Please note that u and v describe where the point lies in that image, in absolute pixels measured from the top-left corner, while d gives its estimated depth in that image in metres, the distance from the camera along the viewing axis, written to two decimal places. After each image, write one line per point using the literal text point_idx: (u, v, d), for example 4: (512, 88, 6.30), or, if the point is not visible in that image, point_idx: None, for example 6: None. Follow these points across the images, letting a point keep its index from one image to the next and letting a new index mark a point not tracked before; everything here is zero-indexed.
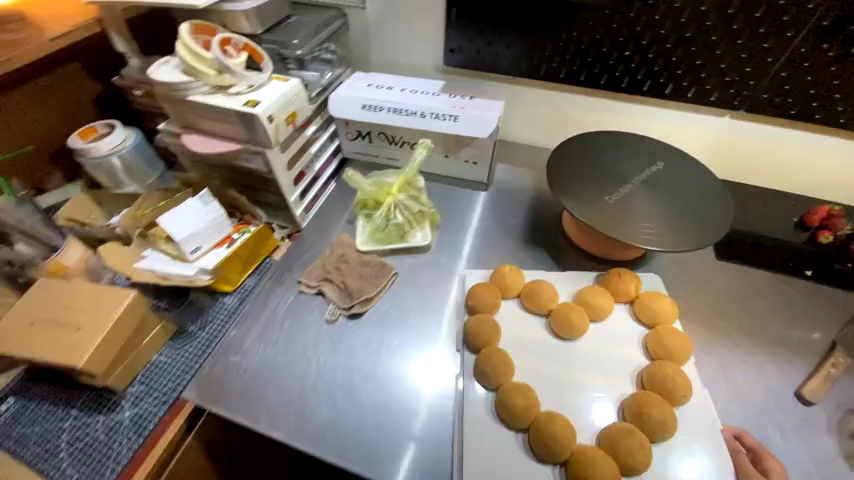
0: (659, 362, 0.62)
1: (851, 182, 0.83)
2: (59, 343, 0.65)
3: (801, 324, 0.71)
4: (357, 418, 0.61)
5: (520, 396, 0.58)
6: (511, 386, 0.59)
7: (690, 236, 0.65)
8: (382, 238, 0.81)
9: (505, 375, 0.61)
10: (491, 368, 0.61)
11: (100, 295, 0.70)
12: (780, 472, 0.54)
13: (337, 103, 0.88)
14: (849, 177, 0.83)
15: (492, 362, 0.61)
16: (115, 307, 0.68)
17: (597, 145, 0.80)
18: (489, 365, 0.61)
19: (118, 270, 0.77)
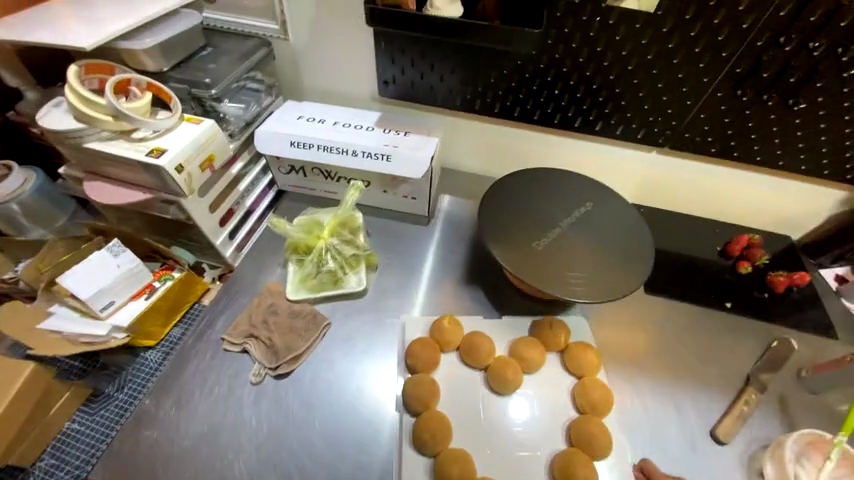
0: (586, 418, 0.62)
1: (771, 211, 0.87)
2: None
3: (719, 358, 0.74)
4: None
5: (459, 464, 0.57)
6: (448, 456, 0.58)
7: (613, 283, 0.67)
8: (314, 285, 0.78)
9: (443, 442, 0.59)
10: (430, 436, 0.59)
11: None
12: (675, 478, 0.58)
13: (263, 139, 0.82)
14: (768, 207, 0.87)
15: (431, 432, 0.59)
16: (15, 376, 0.63)
17: (531, 183, 0.79)
18: (428, 433, 0.59)
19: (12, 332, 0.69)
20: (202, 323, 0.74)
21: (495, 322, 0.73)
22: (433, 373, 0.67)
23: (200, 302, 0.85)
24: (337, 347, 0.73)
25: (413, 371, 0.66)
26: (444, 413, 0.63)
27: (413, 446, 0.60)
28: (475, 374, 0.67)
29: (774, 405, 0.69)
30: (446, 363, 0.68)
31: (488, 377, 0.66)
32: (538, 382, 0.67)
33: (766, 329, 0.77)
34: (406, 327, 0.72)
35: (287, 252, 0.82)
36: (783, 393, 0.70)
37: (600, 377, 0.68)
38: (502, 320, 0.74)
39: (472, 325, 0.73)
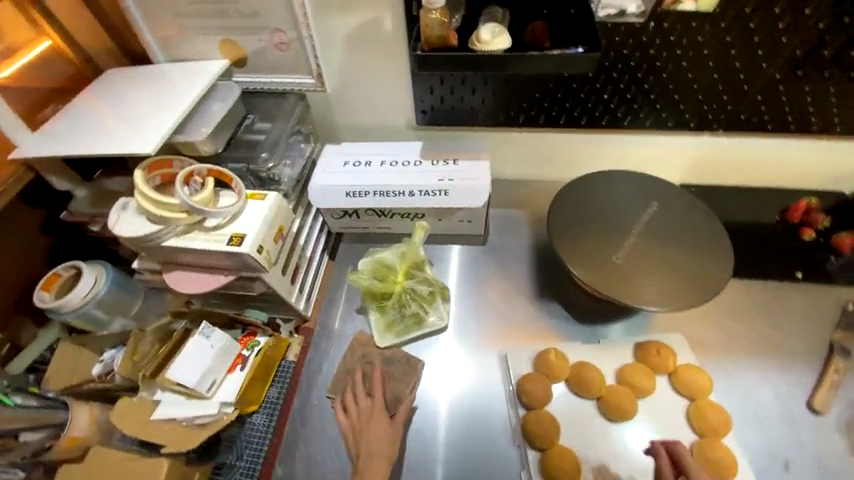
0: (708, 443, 0.65)
1: (824, 172, 0.87)
2: None
3: (799, 330, 0.77)
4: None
5: None
6: None
7: (697, 283, 0.69)
8: (399, 330, 0.81)
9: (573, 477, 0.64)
10: (561, 472, 0.64)
11: (133, 469, 0.70)
12: None
13: (317, 194, 0.83)
14: (820, 169, 0.87)
15: (561, 467, 0.65)
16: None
17: (592, 192, 0.79)
18: (559, 469, 0.65)
19: (134, 429, 0.74)
20: (312, 391, 0.80)
21: (596, 349, 0.76)
22: (548, 406, 0.71)
23: (285, 358, 0.85)
24: (437, 386, 0.77)
25: (527, 407, 0.71)
26: (569, 447, 0.67)
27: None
28: (589, 403, 0.71)
29: None
30: (558, 394, 0.72)
31: (603, 407, 0.70)
32: (652, 404, 0.70)
33: (838, 292, 0.80)
34: (510, 361, 0.77)
35: (365, 299, 0.85)
36: None
37: (712, 397, 0.70)
38: (603, 344, 0.77)
39: (577, 355, 0.76)
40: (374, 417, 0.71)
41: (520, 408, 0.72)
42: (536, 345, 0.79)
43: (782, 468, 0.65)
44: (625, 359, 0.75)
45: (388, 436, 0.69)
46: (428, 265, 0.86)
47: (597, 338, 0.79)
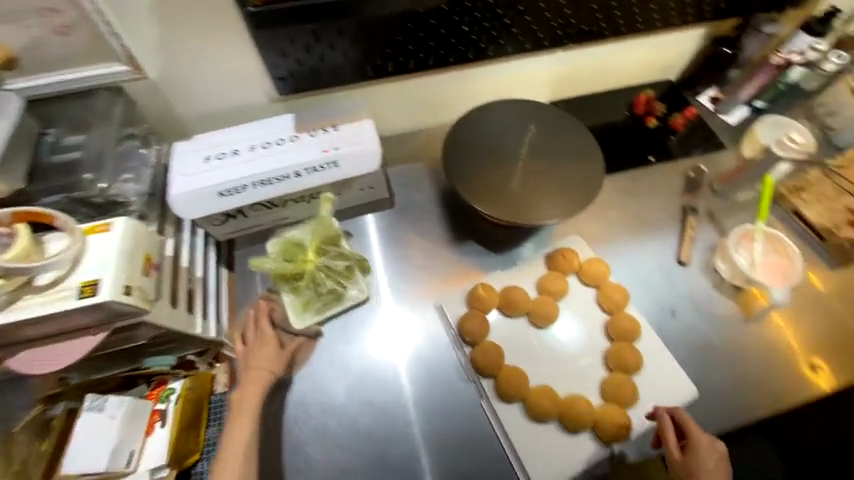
0: (617, 317, 0.76)
1: (652, 65, 1.01)
2: None
3: (660, 204, 0.92)
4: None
5: (547, 397, 0.69)
6: (534, 394, 0.70)
7: (583, 188, 0.76)
8: (318, 307, 0.74)
9: (523, 388, 0.70)
10: (513, 387, 0.70)
11: None
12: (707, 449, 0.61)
13: (183, 204, 0.70)
14: (648, 63, 1.01)
15: (513, 384, 0.70)
16: None
17: (476, 128, 0.81)
18: (510, 386, 0.70)
19: None
20: None
21: (516, 271, 0.82)
22: (489, 337, 0.76)
23: (215, 392, 0.77)
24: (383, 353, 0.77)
25: (471, 343, 0.75)
26: (517, 366, 0.73)
27: (503, 402, 0.71)
28: (521, 320, 0.77)
29: (707, 219, 0.90)
30: (493, 322, 0.77)
31: (533, 319, 0.76)
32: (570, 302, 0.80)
33: (681, 164, 0.96)
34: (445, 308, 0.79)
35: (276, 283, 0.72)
36: (710, 208, 0.91)
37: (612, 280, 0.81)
38: (521, 266, 0.83)
39: (502, 281, 0.81)
40: (263, 345, 0.70)
41: (464, 347, 0.76)
42: (464, 287, 0.82)
43: (671, 315, 0.81)
44: (540, 272, 0.82)
45: (275, 357, 0.70)
46: (343, 238, 0.75)
47: (514, 259, 0.85)
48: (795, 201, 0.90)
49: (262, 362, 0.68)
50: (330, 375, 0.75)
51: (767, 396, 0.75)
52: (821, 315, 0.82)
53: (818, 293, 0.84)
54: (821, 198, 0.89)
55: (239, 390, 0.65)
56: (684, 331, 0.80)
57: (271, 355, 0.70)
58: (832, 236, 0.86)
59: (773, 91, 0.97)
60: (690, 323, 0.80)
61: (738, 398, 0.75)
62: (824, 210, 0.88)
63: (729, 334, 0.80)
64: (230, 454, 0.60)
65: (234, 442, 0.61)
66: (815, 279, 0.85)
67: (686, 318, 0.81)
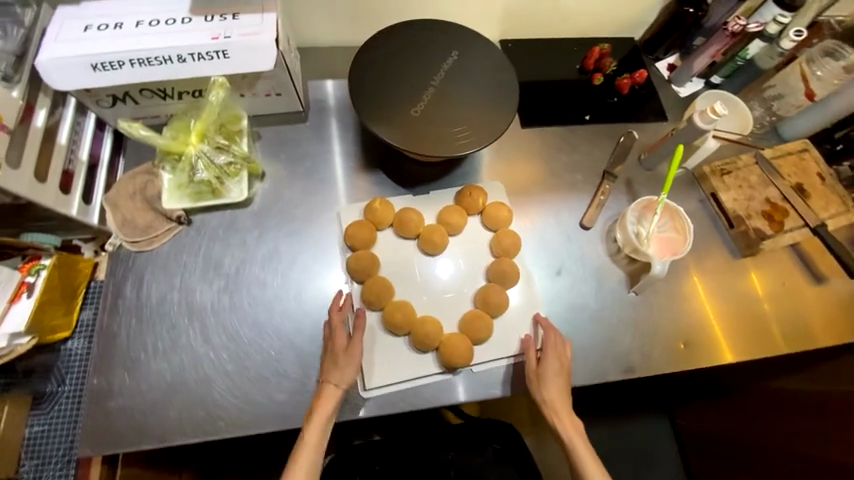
0: (499, 260, 0.76)
1: (608, 17, 0.96)
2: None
3: (583, 165, 0.89)
4: (262, 399, 0.67)
5: (400, 312, 0.70)
6: (390, 307, 0.71)
7: (490, 125, 0.72)
8: (191, 194, 0.74)
9: (386, 298, 0.71)
10: (375, 296, 0.71)
11: None
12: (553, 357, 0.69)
13: (52, 71, 0.65)
14: (604, 15, 0.95)
15: (375, 293, 0.71)
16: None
17: (396, 44, 0.75)
18: (373, 294, 0.71)
19: None
20: (122, 295, 0.70)
21: (421, 201, 0.81)
22: (373, 248, 0.76)
23: (94, 279, 0.78)
24: (266, 264, 0.75)
25: (352, 249, 0.75)
26: (389, 279, 0.74)
27: (365, 308, 0.72)
28: (410, 243, 0.77)
29: (624, 187, 0.87)
30: (382, 238, 0.77)
31: (421, 244, 0.75)
32: (462, 242, 0.78)
33: (616, 128, 0.93)
34: (342, 216, 0.78)
35: (161, 157, 0.75)
36: (629, 177, 0.88)
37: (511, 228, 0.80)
38: (424, 199, 0.81)
39: (403, 204, 0.80)
40: (337, 357, 0.66)
41: (346, 253, 0.76)
42: (363, 202, 0.80)
43: (557, 274, 0.79)
44: (447, 203, 0.80)
45: (351, 374, 0.65)
46: (246, 138, 0.77)
47: (426, 192, 0.82)
48: (715, 184, 0.88)
49: (341, 380, 0.64)
50: (201, 280, 0.72)
51: (623, 365, 0.75)
52: (729, 303, 0.82)
53: (753, 296, 0.83)
54: (742, 183, 0.87)
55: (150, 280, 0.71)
56: (567, 293, 0.78)
57: (350, 366, 0.65)
58: (741, 224, 0.84)
59: (730, 67, 0.93)
60: (574, 285, 0.79)
61: (594, 362, 0.74)
62: (740, 197, 0.86)
63: (609, 302, 0.78)
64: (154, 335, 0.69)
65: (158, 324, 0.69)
66: (757, 282, 0.84)
67: (572, 279, 0.79)
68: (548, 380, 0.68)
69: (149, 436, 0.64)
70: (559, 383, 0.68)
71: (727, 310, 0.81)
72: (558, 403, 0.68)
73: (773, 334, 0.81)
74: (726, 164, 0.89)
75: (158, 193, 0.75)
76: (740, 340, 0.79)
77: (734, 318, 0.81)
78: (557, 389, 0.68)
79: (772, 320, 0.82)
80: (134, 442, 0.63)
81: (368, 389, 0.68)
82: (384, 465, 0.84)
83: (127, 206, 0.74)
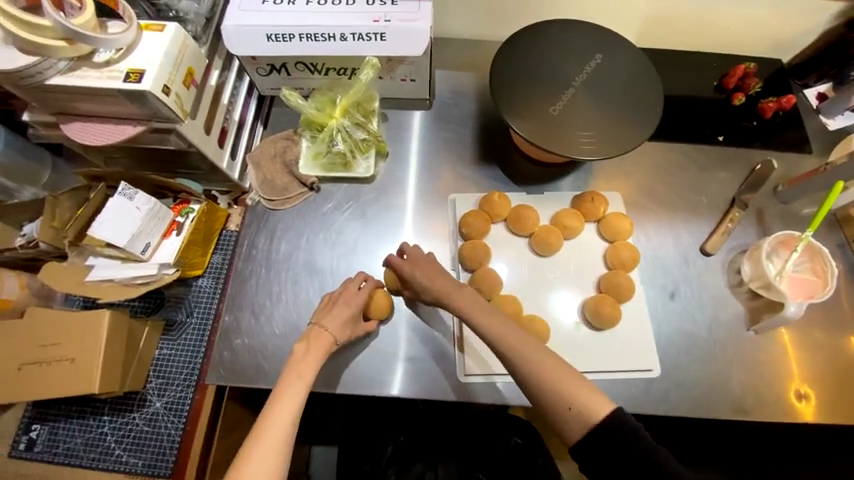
0: (614, 272, 0.73)
1: (759, 37, 0.90)
2: (80, 379, 0.67)
3: (707, 188, 0.84)
4: (348, 364, 0.71)
5: (510, 305, 0.71)
6: (499, 300, 0.71)
7: (629, 133, 0.70)
8: (325, 164, 0.80)
9: (495, 291, 0.72)
10: (485, 286, 0.72)
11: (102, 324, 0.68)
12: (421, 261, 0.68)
13: (235, 37, 0.72)
14: (756, 33, 0.89)
15: (485, 283, 0.72)
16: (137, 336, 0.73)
17: (540, 43, 0.75)
18: (483, 284, 0.72)
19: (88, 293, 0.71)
20: (256, 246, 0.77)
21: (537, 199, 0.80)
22: (484, 239, 0.77)
23: (227, 228, 0.85)
24: (382, 241, 0.78)
25: (464, 238, 0.77)
26: (496, 270, 0.75)
27: None
28: (520, 240, 0.77)
29: (754, 218, 0.82)
30: (495, 232, 0.77)
31: (534, 243, 0.75)
32: (575, 247, 0.77)
33: (752, 155, 0.87)
34: (457, 204, 0.80)
35: (303, 125, 0.81)
36: (760, 208, 0.83)
37: (629, 240, 0.77)
38: (540, 198, 0.80)
39: (519, 201, 0.80)
40: (335, 304, 0.66)
41: (458, 240, 0.78)
42: (478, 193, 0.82)
43: (669, 297, 0.76)
44: (562, 207, 0.79)
45: (345, 324, 0.65)
46: (376, 118, 0.81)
47: (541, 191, 0.82)
48: None
49: (332, 324, 0.64)
50: (324, 244, 0.78)
51: (731, 404, 0.70)
52: (837, 365, 0.74)
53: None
54: None
55: (283, 245, 0.77)
56: (676, 317, 0.75)
57: (341, 309, 0.65)
58: None
59: None
60: (685, 309, 0.75)
61: (698, 393, 0.70)
62: None
63: (723, 336, 0.74)
64: (282, 291, 0.74)
65: (286, 282, 0.75)
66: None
67: (684, 303, 0.76)
68: (425, 278, 0.66)
69: (267, 377, 0.70)
70: (454, 289, 0.64)
71: (826, 369, 0.73)
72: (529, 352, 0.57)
73: None
74: None
75: (295, 158, 0.81)
76: (831, 403, 0.71)
77: (827, 377, 0.73)
78: (439, 278, 0.66)
79: None
80: (253, 380, 0.69)
81: (464, 375, 0.71)
82: (408, 436, 0.86)
83: (268, 167, 0.81)
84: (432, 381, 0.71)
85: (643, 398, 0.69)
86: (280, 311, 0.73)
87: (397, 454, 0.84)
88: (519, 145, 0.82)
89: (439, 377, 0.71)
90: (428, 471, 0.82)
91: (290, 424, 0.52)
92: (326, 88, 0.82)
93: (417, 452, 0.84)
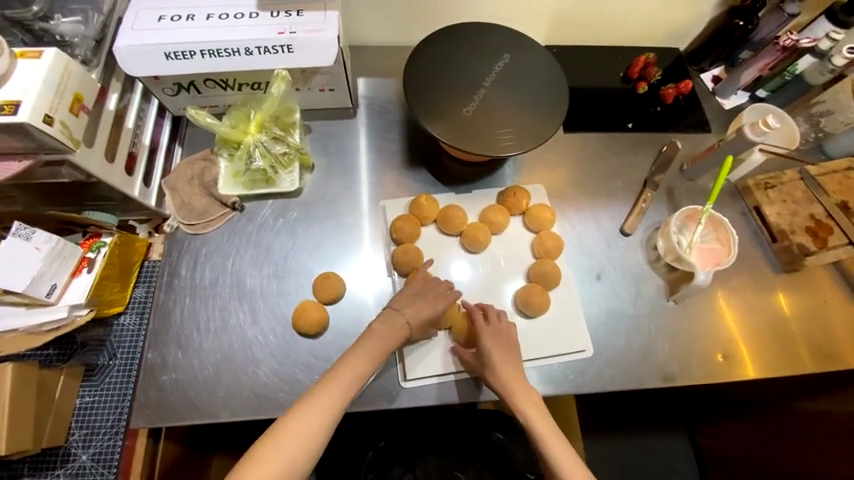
0: (541, 261, 0.76)
1: (654, 28, 0.97)
2: None
3: (623, 172, 0.90)
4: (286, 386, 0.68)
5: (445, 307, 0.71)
6: None
7: (541, 127, 0.73)
8: (247, 182, 0.78)
9: None
10: None
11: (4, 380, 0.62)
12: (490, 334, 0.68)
13: (130, 58, 0.68)
14: (651, 25, 0.96)
15: None
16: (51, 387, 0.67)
17: (450, 47, 0.77)
18: None
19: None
20: (178, 276, 0.73)
21: (466, 197, 0.82)
22: (416, 243, 0.77)
23: (148, 258, 0.80)
24: (314, 256, 0.77)
25: (397, 243, 0.77)
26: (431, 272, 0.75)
27: None
28: (452, 240, 0.78)
29: (665, 196, 0.87)
30: (426, 234, 0.78)
31: (464, 242, 0.76)
32: (505, 241, 0.79)
33: (659, 138, 0.93)
34: (387, 211, 0.80)
35: (218, 145, 0.78)
36: (670, 186, 0.89)
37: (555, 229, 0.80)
38: (468, 196, 0.82)
39: (447, 201, 0.82)
40: (372, 332, 0.64)
41: (391, 246, 0.77)
42: (408, 197, 0.82)
43: (596, 279, 0.80)
44: (490, 203, 0.81)
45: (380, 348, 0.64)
46: (298, 131, 0.79)
47: (470, 189, 0.84)
48: (759, 197, 0.87)
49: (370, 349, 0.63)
50: (252, 265, 0.75)
51: (661, 372, 0.74)
52: (761, 325, 0.80)
53: (782, 316, 0.81)
54: (787, 198, 0.87)
55: (209, 271, 0.74)
56: (606, 297, 0.79)
57: (379, 338, 0.64)
58: (785, 239, 0.84)
59: (777, 81, 0.93)
60: (613, 289, 0.79)
61: (632, 367, 0.74)
62: (785, 211, 0.86)
63: (647, 310, 0.78)
64: (210, 320, 0.71)
65: (214, 310, 0.72)
66: (783, 301, 0.83)
67: (612, 283, 0.80)
68: (496, 361, 0.65)
69: (200, 411, 0.66)
70: (505, 361, 0.66)
71: (752, 330, 0.80)
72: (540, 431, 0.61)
73: (805, 355, 0.79)
74: (769, 178, 0.88)
75: (214, 179, 0.78)
76: (759, 359, 0.78)
77: (743, 336, 0.79)
78: (510, 371, 0.65)
79: (802, 340, 0.80)
80: (184, 417, 0.66)
81: (407, 379, 0.70)
82: (389, 441, 0.84)
83: (185, 190, 0.78)
84: (376, 390, 0.70)
85: (581, 380, 0.72)
86: (207, 341, 0.70)
87: (377, 459, 0.82)
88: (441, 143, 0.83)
89: (382, 385, 0.70)
90: (407, 474, 0.81)
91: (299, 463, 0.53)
92: (240, 104, 0.79)
93: (399, 454, 0.83)
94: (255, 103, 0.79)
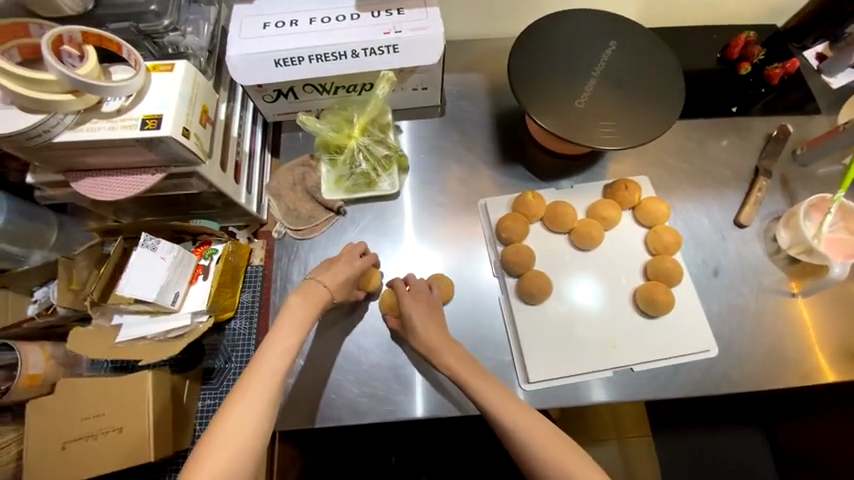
0: (660, 257, 0.73)
1: (757, 4, 0.90)
2: (130, 449, 0.63)
3: (731, 159, 0.85)
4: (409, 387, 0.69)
5: (536, 285, 0.71)
6: (530, 277, 0.72)
7: (657, 117, 0.70)
8: (349, 186, 0.78)
9: (541, 292, 0.71)
10: (536, 289, 0.71)
11: (146, 386, 0.65)
12: (410, 305, 0.67)
13: (242, 67, 0.68)
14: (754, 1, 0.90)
15: (533, 283, 0.71)
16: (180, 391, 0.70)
17: (550, 37, 0.74)
18: (533, 287, 0.71)
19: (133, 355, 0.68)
20: (292, 280, 0.74)
21: (566, 193, 0.79)
22: (525, 241, 0.76)
23: (251, 263, 0.81)
24: (419, 256, 0.77)
25: (504, 243, 0.75)
26: (545, 272, 0.73)
27: (522, 302, 0.72)
28: (559, 238, 0.76)
29: (779, 185, 0.82)
30: (533, 232, 0.76)
31: (576, 239, 0.74)
32: (614, 236, 0.76)
33: (767, 122, 0.88)
34: (490, 209, 0.78)
35: (320, 150, 0.78)
36: (784, 174, 0.83)
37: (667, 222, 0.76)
38: (572, 192, 0.79)
39: (552, 198, 0.79)
40: (336, 262, 0.67)
41: (498, 246, 0.76)
42: (511, 195, 0.80)
43: (713, 273, 0.76)
44: (595, 198, 0.79)
45: (341, 278, 0.66)
46: (392, 131, 0.80)
47: (570, 184, 0.81)
48: None
49: (328, 282, 0.65)
50: None
51: (790, 372, 0.70)
52: None
53: None
54: None
55: None
56: (723, 293, 0.75)
57: (341, 269, 0.67)
58: None
59: None
60: (729, 285, 0.75)
61: (757, 367, 0.71)
62: None
63: (769, 306, 0.74)
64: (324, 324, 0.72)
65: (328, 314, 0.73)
66: None
67: (728, 278, 0.76)
68: (417, 326, 0.66)
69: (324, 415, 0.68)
70: (445, 341, 0.65)
71: None
72: (495, 402, 0.58)
73: None
74: None
75: (316, 184, 0.79)
76: None
77: None
78: (435, 332, 0.66)
79: None
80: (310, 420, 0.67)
81: (528, 382, 0.69)
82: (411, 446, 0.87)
83: (289, 196, 0.79)
84: None
85: (703, 380, 0.70)
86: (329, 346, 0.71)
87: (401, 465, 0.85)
88: (536, 136, 0.81)
89: None
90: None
91: (251, 431, 0.50)
92: (337, 108, 0.78)
93: (419, 462, 0.85)
94: (353, 106, 0.78)
